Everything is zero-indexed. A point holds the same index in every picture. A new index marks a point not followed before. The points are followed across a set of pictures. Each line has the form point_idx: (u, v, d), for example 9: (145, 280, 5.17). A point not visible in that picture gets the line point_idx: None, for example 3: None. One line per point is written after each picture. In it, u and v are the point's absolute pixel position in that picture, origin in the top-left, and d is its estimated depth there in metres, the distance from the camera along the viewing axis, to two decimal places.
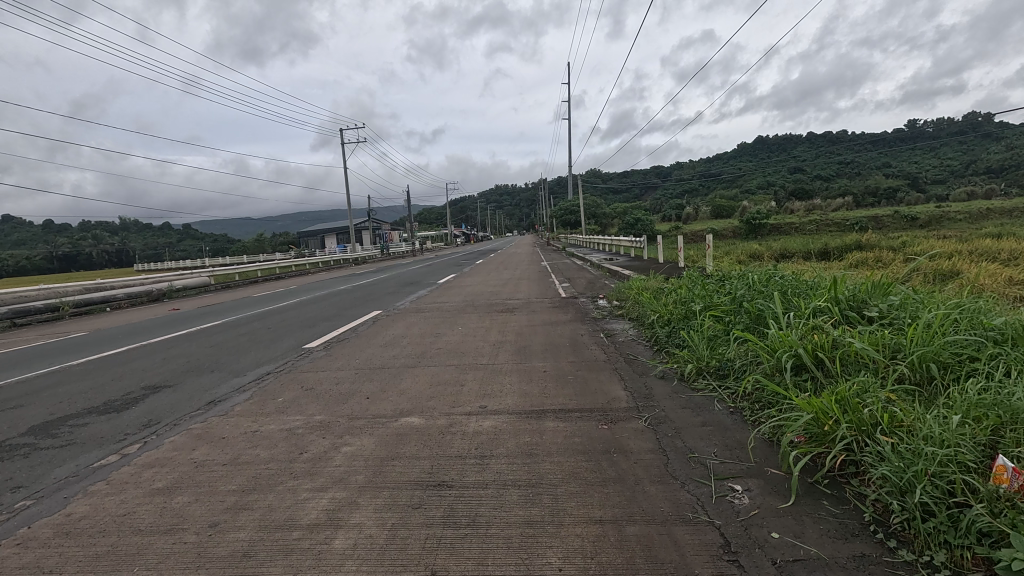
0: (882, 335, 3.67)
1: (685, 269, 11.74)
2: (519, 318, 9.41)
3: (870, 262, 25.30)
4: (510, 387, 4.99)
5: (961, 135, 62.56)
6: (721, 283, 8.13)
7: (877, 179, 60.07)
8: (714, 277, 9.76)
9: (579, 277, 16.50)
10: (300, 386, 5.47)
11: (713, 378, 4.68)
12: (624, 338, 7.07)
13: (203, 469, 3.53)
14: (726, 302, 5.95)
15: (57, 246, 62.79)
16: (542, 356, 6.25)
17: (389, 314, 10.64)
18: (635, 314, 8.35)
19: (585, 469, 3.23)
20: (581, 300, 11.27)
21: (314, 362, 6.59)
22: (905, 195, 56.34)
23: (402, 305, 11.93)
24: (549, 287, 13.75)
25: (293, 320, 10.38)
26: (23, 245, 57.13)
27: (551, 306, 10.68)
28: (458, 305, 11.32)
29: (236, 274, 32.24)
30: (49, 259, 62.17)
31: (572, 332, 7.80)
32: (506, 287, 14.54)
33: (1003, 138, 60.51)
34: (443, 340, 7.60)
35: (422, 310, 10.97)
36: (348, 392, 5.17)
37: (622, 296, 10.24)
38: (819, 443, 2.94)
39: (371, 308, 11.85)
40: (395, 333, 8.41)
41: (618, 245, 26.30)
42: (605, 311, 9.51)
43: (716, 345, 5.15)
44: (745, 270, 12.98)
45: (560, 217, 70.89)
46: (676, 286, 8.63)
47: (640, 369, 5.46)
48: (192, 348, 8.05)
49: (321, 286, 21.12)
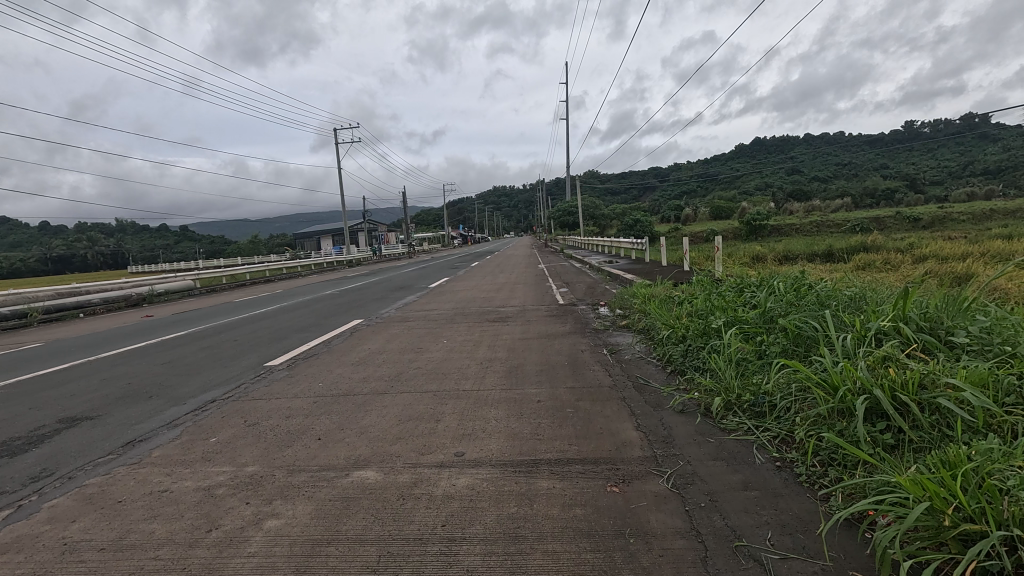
0: (991, 375, 2.74)
1: (693, 275, 10.85)
2: (512, 329, 8.48)
3: (877, 265, 24.33)
4: (495, 426, 4.05)
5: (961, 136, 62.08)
6: (739, 290, 7.21)
7: (877, 180, 59.43)
8: (726, 284, 8.85)
9: (577, 281, 15.56)
10: (243, 421, 4.53)
11: (748, 416, 3.75)
12: (631, 356, 6.15)
13: (69, 557, 2.60)
14: (754, 316, 5.02)
15: (48, 248, 61.98)
16: (536, 379, 5.31)
17: (371, 324, 9.71)
18: (643, 325, 7.41)
19: (590, 569, 2.29)
20: (581, 308, 10.36)
21: (269, 386, 5.64)
22: (905, 196, 55.73)
23: (386, 313, 11.02)
24: (545, 293, 12.87)
25: (266, 331, 9.46)
26: (18, 247, 56.61)
27: (548, 314, 9.79)
28: (447, 313, 10.41)
29: (224, 277, 31.37)
30: (41, 262, 61.41)
31: (572, 347, 6.87)
32: (500, 293, 13.62)
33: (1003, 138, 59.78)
34: (424, 356, 6.68)
35: (408, 319, 10.02)
36: (298, 431, 4.24)
37: (626, 304, 9.32)
38: (932, 540, 2.03)
39: (353, 316, 10.94)
40: (373, 347, 7.49)
41: (617, 247, 25.35)
42: (608, 321, 8.58)
43: (748, 372, 4.22)
44: (756, 274, 12.13)
45: (557, 218, 70.13)
46: (688, 294, 7.68)
47: (654, 399, 4.53)
48: (142, 366, 7.11)
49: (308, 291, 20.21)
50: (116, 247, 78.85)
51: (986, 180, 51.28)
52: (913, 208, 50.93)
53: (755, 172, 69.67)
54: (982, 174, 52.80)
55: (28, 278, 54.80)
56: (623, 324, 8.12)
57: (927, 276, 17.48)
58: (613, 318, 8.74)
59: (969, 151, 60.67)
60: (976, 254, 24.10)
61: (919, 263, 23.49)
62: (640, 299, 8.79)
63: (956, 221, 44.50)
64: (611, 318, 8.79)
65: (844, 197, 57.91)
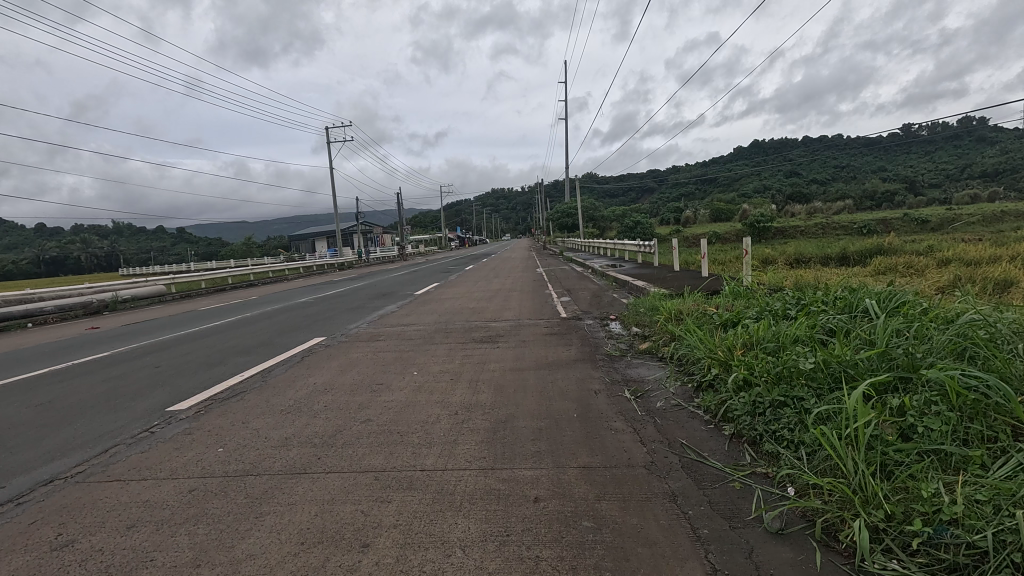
0: None
1: (717, 284, 9.21)
2: (504, 354, 6.71)
3: (895, 271, 22.42)
4: (459, 571, 2.30)
5: (959, 139, 61.14)
6: (800, 306, 5.46)
7: (877, 182, 58.08)
8: (770, 297, 7.17)
9: (579, 288, 13.86)
10: (51, 539, 2.76)
11: (924, 566, 2.02)
12: (665, 406, 4.40)
13: None
14: (868, 359, 3.31)
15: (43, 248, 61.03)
16: (533, 452, 3.54)
17: (334, 344, 7.96)
18: (676, 355, 5.64)
19: None
20: (587, 323, 8.67)
21: (145, 455, 3.88)
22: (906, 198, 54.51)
23: (356, 327, 9.33)
24: (544, 303, 11.19)
25: (202, 354, 7.69)
26: (12, 249, 55.51)
27: (548, 332, 8.11)
28: (428, 329, 8.73)
29: (203, 282, 29.63)
30: (33, 264, 60.25)
31: (585, 386, 5.09)
32: (492, 303, 11.88)
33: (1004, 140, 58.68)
34: (383, 401, 4.89)
35: (379, 338, 8.23)
36: (125, 566, 2.47)
37: (647, 320, 7.54)
38: None
39: (316, 332, 9.24)
40: (322, 382, 5.72)
41: (619, 249, 23.78)
42: (625, 345, 6.79)
43: (893, 466, 2.49)
44: (787, 282, 10.53)
45: (556, 220, 68.67)
46: (730, 312, 5.93)
47: (724, 501, 2.79)
48: (6, 410, 5.33)
49: (284, 297, 18.48)
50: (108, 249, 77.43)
51: (988, 182, 49.76)
52: (916, 210, 49.47)
53: (755, 173, 68.28)
54: (980, 176, 51.52)
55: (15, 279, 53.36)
56: (644, 351, 6.35)
57: (954, 283, 15.68)
58: (632, 341, 6.96)
59: (972, 151, 59.01)
60: (1000, 259, 22.22)
61: (939, 267, 21.94)
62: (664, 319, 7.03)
63: (964, 223, 42.89)
64: (629, 340, 7.01)
65: (846, 199, 56.55)
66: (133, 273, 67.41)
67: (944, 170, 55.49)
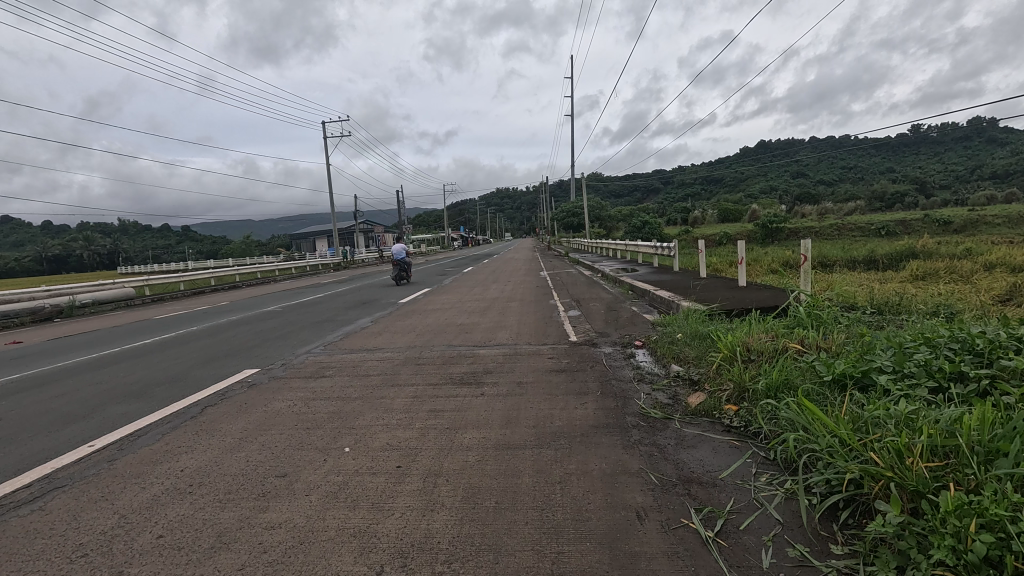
0: None
1: (780, 304, 7.07)
2: (489, 408, 4.63)
3: (933, 278, 19.98)
4: None
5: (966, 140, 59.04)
6: (979, 355, 3.35)
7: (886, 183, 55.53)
8: (876, 330, 5.05)
9: (589, 299, 11.82)
10: None
11: None
12: (783, 566, 2.28)
13: None
14: None
15: (43, 247, 60.17)
16: None
17: (263, 384, 5.83)
18: (766, 432, 3.53)
19: None
20: (605, 353, 6.58)
21: None
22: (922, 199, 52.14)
23: (303, 354, 7.26)
24: (550, 319, 9.12)
25: (79, 397, 5.64)
26: (13, 248, 54.53)
27: (554, 366, 6.02)
28: (395, 358, 6.69)
29: (183, 284, 27.77)
30: (34, 262, 59.29)
31: (619, 501, 2.91)
32: (486, 318, 9.79)
33: (1015, 142, 56.46)
34: (259, 534, 2.73)
35: (326, 375, 6.13)
36: None
37: (695, 359, 5.37)
38: None
39: (254, 359, 7.21)
40: (193, 470, 3.59)
41: (628, 251, 21.68)
42: (671, 400, 4.62)
43: None
44: (856, 301, 8.37)
45: (558, 220, 66.92)
46: (849, 356, 3.82)
47: None
48: None
49: (256, 303, 16.51)
50: (108, 247, 76.48)
51: (1004, 182, 47.26)
52: (935, 211, 47.01)
53: (761, 174, 65.98)
54: (992, 177, 49.15)
55: (15, 277, 52.24)
56: (700, 415, 4.21)
57: (1015, 292, 13.47)
58: (678, 393, 4.78)
59: (991, 149, 56.32)
60: None
61: (979, 275, 19.64)
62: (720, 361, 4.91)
63: (987, 224, 40.39)
64: (672, 391, 4.84)
65: (857, 199, 54.25)
66: (130, 272, 66.18)
67: (955, 171, 53.33)
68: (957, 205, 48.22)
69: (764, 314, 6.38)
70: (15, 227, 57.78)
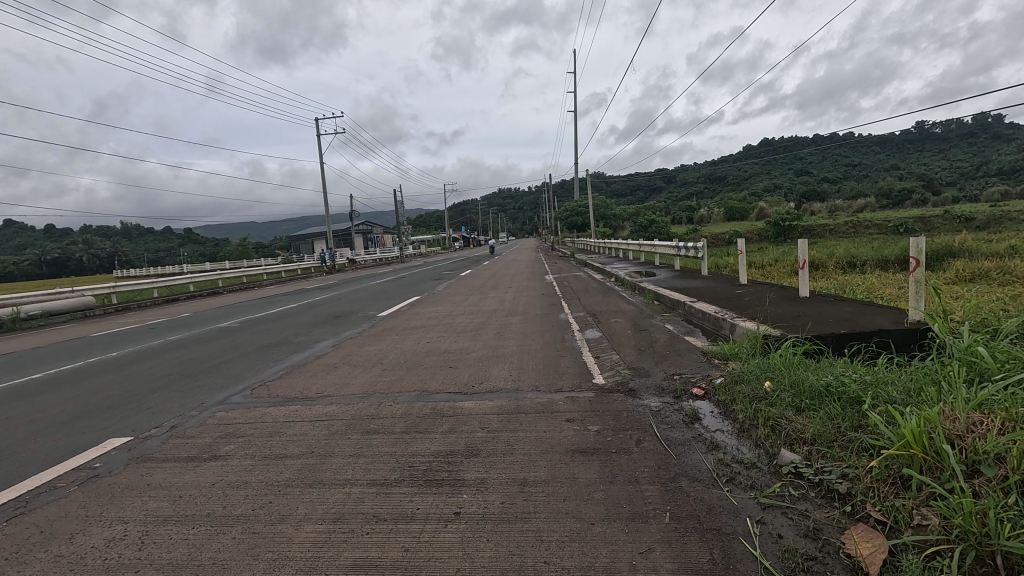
0: None
1: (934, 329, 4.73)
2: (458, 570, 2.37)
3: (983, 280, 17.53)
4: None
5: (972, 137, 57.01)
6: None
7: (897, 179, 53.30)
8: None
9: (609, 313, 9.57)
10: None
11: None
12: None
13: None
14: None
15: (41, 251, 58.51)
16: None
17: (108, 477, 3.59)
18: None
19: None
20: (649, 413, 4.32)
21: None
22: (935, 195, 49.86)
23: (208, 408, 5.05)
24: (563, 345, 6.86)
25: None
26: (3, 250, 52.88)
27: (574, 441, 3.79)
28: (327, 424, 4.44)
29: (158, 290, 25.61)
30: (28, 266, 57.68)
31: None
32: (479, 341, 7.55)
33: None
34: None
35: (222, 454, 3.90)
36: None
37: (825, 444, 3.16)
38: None
39: (139, 413, 5.02)
40: None
41: (640, 251, 19.41)
42: (815, 549, 2.39)
43: None
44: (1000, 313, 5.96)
45: (561, 220, 64.86)
46: None
47: None
48: None
49: (221, 314, 14.42)
50: (104, 251, 74.99)
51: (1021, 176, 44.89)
52: (953, 207, 44.54)
53: (763, 173, 62.49)
54: (1001, 172, 47.13)
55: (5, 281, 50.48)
56: None
57: None
58: (821, 529, 2.55)
59: (1002, 144, 54.01)
60: None
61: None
62: (892, 461, 2.70)
63: (1012, 219, 37.91)
64: (803, 521, 2.62)
65: (867, 195, 52.04)
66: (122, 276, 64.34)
67: (965, 165, 51.18)
68: (970, 200, 46.02)
69: (903, 360, 4.15)
70: (12, 231, 56.39)
